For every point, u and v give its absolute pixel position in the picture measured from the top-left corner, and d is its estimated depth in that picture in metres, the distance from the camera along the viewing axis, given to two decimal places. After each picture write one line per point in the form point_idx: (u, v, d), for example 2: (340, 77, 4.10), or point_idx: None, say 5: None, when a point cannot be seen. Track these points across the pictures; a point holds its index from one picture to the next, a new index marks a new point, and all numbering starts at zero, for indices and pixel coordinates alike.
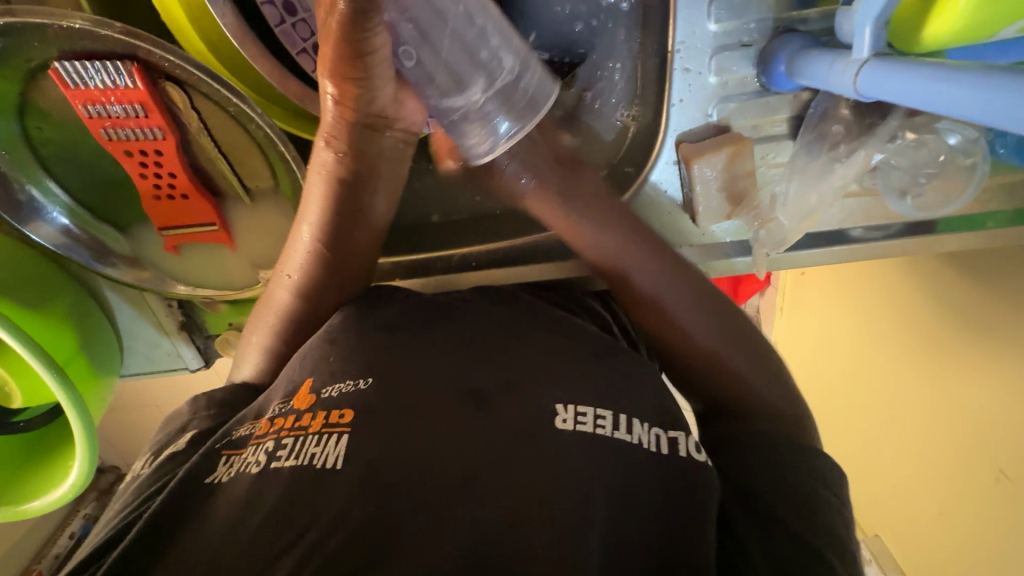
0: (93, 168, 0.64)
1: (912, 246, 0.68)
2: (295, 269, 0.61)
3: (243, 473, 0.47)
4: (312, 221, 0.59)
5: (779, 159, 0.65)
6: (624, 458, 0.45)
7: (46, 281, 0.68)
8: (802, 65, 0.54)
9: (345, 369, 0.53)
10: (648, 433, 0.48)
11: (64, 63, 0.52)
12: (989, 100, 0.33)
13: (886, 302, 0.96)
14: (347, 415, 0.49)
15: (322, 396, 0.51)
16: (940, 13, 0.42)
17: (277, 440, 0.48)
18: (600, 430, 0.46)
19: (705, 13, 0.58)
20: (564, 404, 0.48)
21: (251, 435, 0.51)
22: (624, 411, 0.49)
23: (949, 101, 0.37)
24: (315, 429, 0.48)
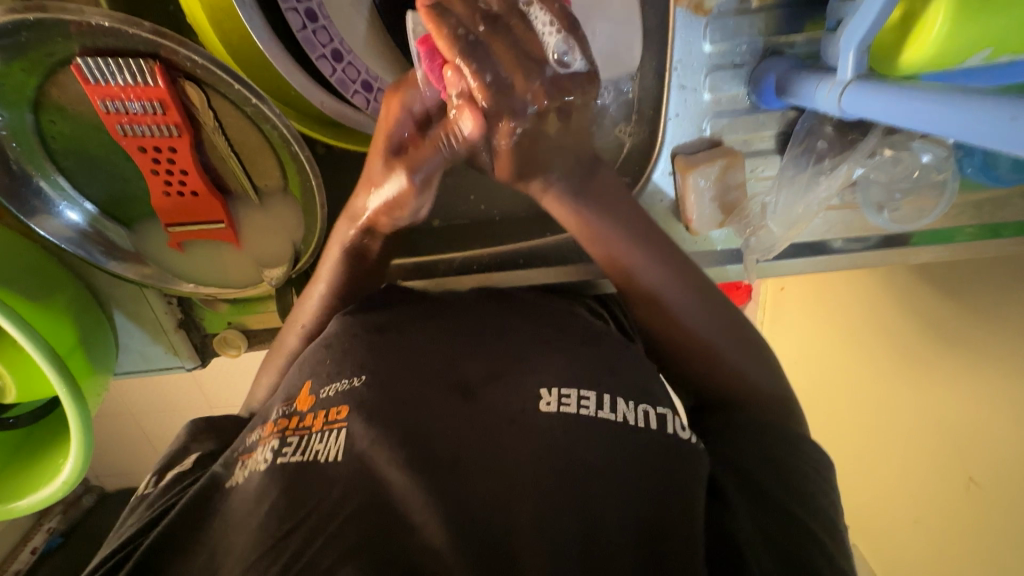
0: (102, 162, 0.64)
1: (887, 257, 0.72)
2: (305, 320, 0.67)
3: (253, 471, 0.48)
4: (323, 280, 0.66)
5: (768, 172, 0.69)
6: (617, 442, 0.46)
7: (47, 274, 0.68)
8: (791, 85, 0.58)
9: (341, 369, 0.55)
10: (635, 411, 0.49)
11: (86, 59, 0.54)
12: (963, 124, 0.37)
13: (862, 321, 1.01)
14: (343, 411, 0.50)
15: (321, 396, 0.53)
16: (915, 38, 0.47)
17: (283, 440, 0.50)
18: (581, 411, 0.48)
19: (701, 33, 0.62)
20: (549, 388, 0.50)
21: (259, 437, 0.52)
22: (608, 392, 0.50)
23: (927, 121, 0.40)
24: (318, 427, 0.50)
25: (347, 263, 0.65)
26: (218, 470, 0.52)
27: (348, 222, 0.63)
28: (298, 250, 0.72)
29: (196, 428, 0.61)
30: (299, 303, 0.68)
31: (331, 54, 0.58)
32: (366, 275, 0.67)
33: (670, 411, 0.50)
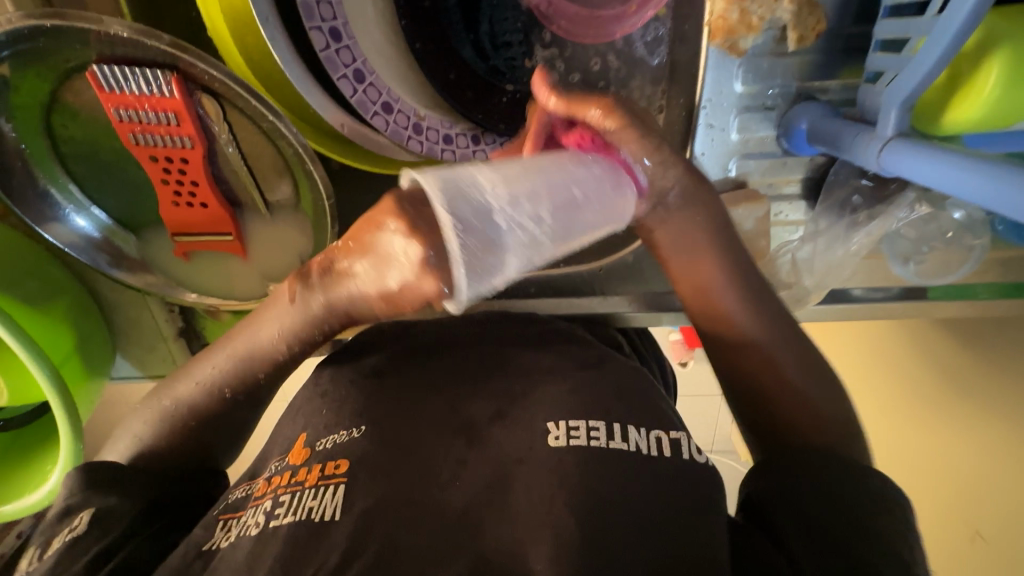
0: (111, 169, 0.63)
1: (910, 309, 0.70)
2: (195, 383, 0.53)
3: (241, 536, 0.44)
4: (228, 347, 0.51)
5: (792, 218, 0.68)
6: (646, 477, 0.44)
7: (48, 279, 0.67)
8: (821, 134, 0.56)
9: (339, 421, 0.52)
10: (647, 438, 0.47)
11: (103, 67, 0.52)
12: (1005, 193, 0.34)
13: (886, 392, 0.89)
14: (342, 465, 0.47)
15: (317, 448, 0.50)
16: (962, 96, 0.44)
17: (274, 499, 0.45)
18: (596, 442, 0.45)
19: (733, 74, 0.60)
20: (555, 422, 0.48)
21: (251, 497, 0.48)
22: (618, 421, 0.48)
23: (970, 188, 0.38)
24: (313, 482, 0.46)
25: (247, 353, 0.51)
26: (198, 532, 0.47)
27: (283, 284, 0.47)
28: (306, 266, 0.70)
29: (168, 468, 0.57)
30: (197, 358, 0.54)
31: (353, 74, 0.56)
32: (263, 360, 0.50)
33: (681, 433, 0.49)
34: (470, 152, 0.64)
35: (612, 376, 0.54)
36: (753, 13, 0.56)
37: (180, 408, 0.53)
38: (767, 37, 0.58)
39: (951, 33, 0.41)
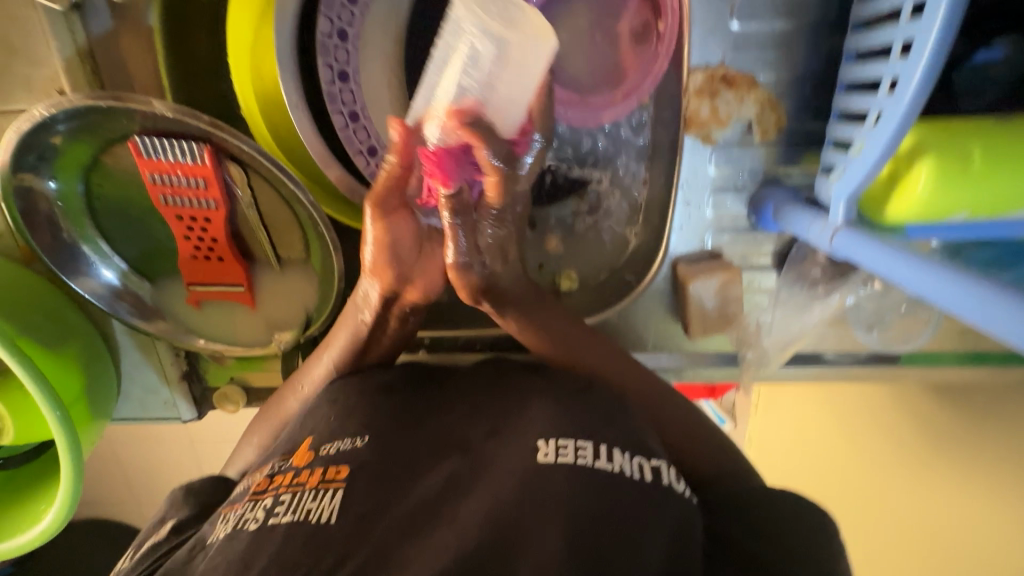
0: (137, 224, 0.68)
1: (877, 373, 0.75)
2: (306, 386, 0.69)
3: (239, 531, 0.47)
4: (332, 350, 0.68)
5: (765, 285, 0.73)
6: (622, 492, 0.47)
7: (65, 323, 0.71)
8: (784, 213, 0.62)
9: (343, 431, 0.55)
10: (631, 462, 0.49)
11: (144, 138, 0.59)
12: (933, 285, 0.40)
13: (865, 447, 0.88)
14: (342, 470, 0.50)
15: (321, 453, 0.53)
16: (899, 193, 0.51)
17: (276, 498, 0.49)
18: (582, 460, 0.48)
19: (707, 159, 0.67)
20: (545, 439, 0.50)
21: (251, 494, 0.52)
22: (605, 442, 0.50)
23: (905, 277, 0.44)
24: (312, 484, 0.49)
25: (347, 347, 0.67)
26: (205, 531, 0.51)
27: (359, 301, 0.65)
28: (311, 316, 0.74)
29: (181, 495, 0.60)
30: (305, 368, 0.70)
31: (367, 149, 0.63)
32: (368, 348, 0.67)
33: (659, 459, 0.51)
34: None
35: (591, 400, 0.57)
36: (722, 110, 0.64)
37: (281, 422, 0.69)
38: (735, 130, 0.65)
39: (887, 144, 0.47)
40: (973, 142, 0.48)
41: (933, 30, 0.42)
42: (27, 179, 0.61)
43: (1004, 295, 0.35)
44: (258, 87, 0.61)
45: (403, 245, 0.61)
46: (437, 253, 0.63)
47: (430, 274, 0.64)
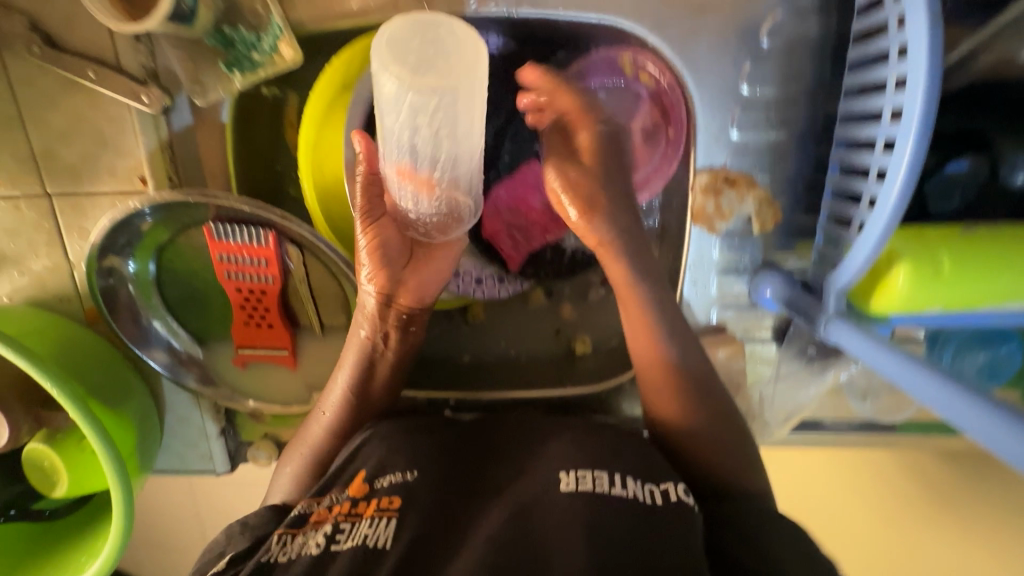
0: (196, 294, 0.75)
1: (869, 439, 0.81)
2: (329, 409, 0.71)
3: (303, 554, 0.52)
4: (345, 367, 0.70)
5: (766, 357, 0.79)
6: (637, 515, 0.52)
7: (122, 382, 0.77)
8: (782, 296, 0.69)
9: (393, 463, 0.61)
10: (643, 488, 0.55)
11: (218, 224, 0.67)
12: (916, 381, 0.47)
13: (874, 502, 0.90)
14: (395, 501, 0.56)
15: (376, 485, 0.59)
16: (884, 291, 0.58)
17: (335, 524, 0.55)
18: (601, 488, 0.54)
19: (712, 244, 0.75)
20: (566, 471, 0.57)
21: (311, 520, 0.57)
22: (618, 471, 0.56)
23: (891, 370, 0.50)
24: (368, 514, 0.55)
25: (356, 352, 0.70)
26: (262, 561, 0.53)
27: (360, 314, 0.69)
28: None
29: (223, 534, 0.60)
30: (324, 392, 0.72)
31: None
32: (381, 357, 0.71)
33: (673, 483, 0.56)
34: (495, 288, 0.84)
35: (610, 444, 0.61)
36: (726, 206, 0.72)
37: (309, 452, 0.70)
38: (737, 223, 0.73)
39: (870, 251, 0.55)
40: (942, 249, 0.56)
41: (902, 166, 0.50)
42: (111, 262, 0.70)
43: (997, 412, 0.39)
44: (317, 177, 0.70)
45: (394, 248, 0.68)
46: (427, 249, 0.70)
47: (424, 276, 0.70)
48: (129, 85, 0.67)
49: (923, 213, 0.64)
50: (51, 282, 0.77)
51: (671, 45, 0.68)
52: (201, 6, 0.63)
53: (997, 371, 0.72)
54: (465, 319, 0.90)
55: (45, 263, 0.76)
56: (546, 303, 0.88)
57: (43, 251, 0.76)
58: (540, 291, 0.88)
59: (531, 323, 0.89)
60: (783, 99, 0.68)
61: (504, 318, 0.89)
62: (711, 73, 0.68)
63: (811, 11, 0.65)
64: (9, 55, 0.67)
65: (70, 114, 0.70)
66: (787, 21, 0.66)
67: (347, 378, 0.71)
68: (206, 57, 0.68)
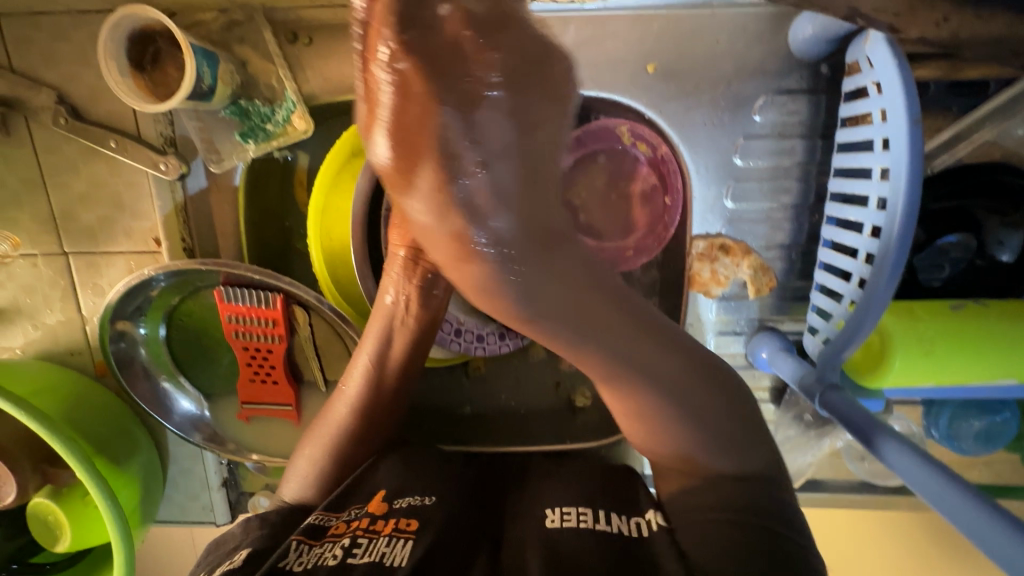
0: (204, 351, 0.78)
1: (874, 501, 0.80)
2: (350, 385, 0.69)
3: (318, 565, 0.53)
4: (369, 344, 0.68)
5: (765, 418, 0.80)
6: (615, 544, 0.55)
7: (128, 435, 0.78)
8: (775, 364, 0.69)
9: (412, 488, 0.64)
10: (626, 522, 0.58)
11: (226, 287, 0.70)
12: (917, 474, 0.43)
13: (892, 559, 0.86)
14: (412, 524, 0.58)
15: (394, 505, 0.61)
16: (877, 366, 0.59)
17: (353, 539, 0.56)
18: (583, 523, 0.58)
19: (708, 307, 0.76)
20: (552, 508, 0.61)
21: (327, 533, 0.58)
22: (603, 508, 0.60)
23: (888, 456, 0.47)
24: (387, 532, 0.57)
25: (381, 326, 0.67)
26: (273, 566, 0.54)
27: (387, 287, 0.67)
28: None
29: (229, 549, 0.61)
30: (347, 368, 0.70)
31: None
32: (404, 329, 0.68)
33: (653, 511, 0.60)
34: (497, 345, 0.80)
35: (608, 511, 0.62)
36: (721, 272, 0.75)
37: (333, 431, 0.68)
38: (732, 288, 0.75)
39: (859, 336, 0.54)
40: (929, 327, 0.58)
41: (885, 260, 0.50)
42: (122, 326, 0.74)
43: (987, 510, 0.38)
44: (325, 244, 0.72)
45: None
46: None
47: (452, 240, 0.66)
48: (147, 154, 0.70)
49: (914, 283, 0.66)
50: (64, 336, 0.79)
51: (667, 120, 0.71)
52: (219, 84, 0.66)
53: (994, 436, 0.73)
54: (466, 372, 0.91)
55: (60, 318, 0.78)
56: (545, 356, 0.89)
57: (57, 306, 0.78)
58: (540, 345, 0.89)
59: (532, 376, 0.90)
60: (775, 172, 0.71)
61: (505, 370, 0.91)
62: (704, 146, 0.71)
63: (799, 92, 0.69)
64: (38, 125, 0.71)
65: (91, 179, 0.73)
66: (775, 100, 0.69)
67: (370, 356, 0.68)
68: (223, 128, 0.71)
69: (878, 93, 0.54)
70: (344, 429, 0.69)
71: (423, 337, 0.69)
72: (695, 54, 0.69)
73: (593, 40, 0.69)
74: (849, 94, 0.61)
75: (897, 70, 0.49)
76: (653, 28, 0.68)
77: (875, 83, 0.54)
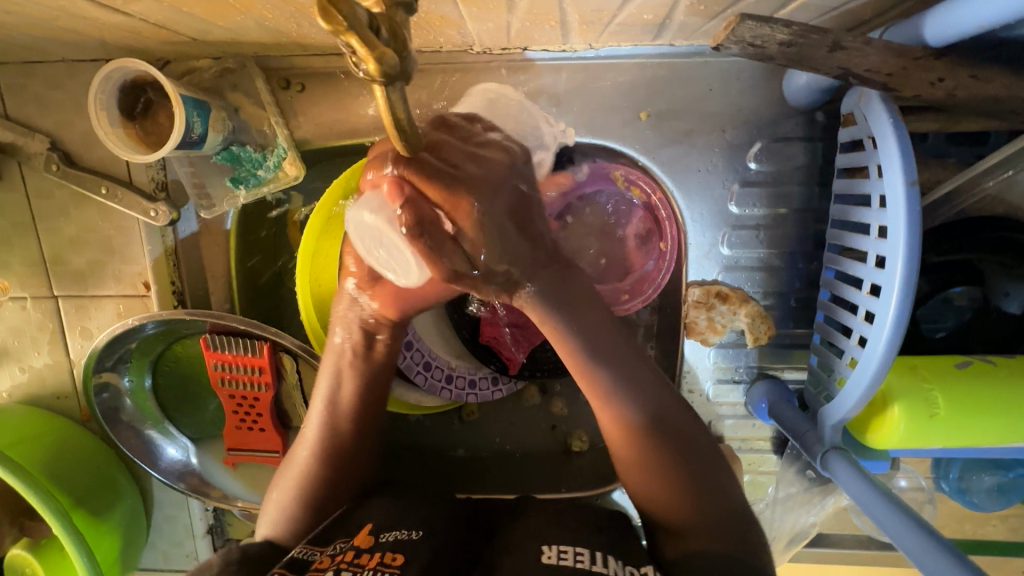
0: (192, 395, 0.77)
1: (884, 556, 0.77)
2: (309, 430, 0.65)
3: None
4: (323, 389, 0.64)
5: (766, 467, 0.78)
6: None
7: (111, 484, 0.76)
8: (777, 413, 0.67)
9: (401, 521, 0.59)
10: (624, 570, 0.53)
11: (214, 336, 0.71)
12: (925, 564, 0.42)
13: None
14: (398, 559, 0.53)
15: (382, 538, 0.56)
16: (880, 427, 0.56)
17: (335, 572, 0.51)
18: (580, 564, 0.52)
19: (706, 355, 0.75)
20: (549, 545, 0.55)
21: (309, 567, 0.53)
22: (600, 549, 0.55)
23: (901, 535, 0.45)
24: (370, 565, 0.52)
25: (330, 369, 0.63)
26: None
27: (335, 328, 0.63)
28: None
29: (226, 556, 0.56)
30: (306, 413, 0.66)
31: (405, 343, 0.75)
32: (356, 369, 0.63)
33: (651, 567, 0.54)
34: (490, 390, 0.79)
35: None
36: (719, 321, 0.71)
37: (299, 476, 0.64)
38: (730, 336, 0.73)
39: (862, 390, 0.52)
40: (935, 389, 0.55)
41: (886, 318, 0.48)
42: (107, 377, 0.74)
43: None
44: (314, 290, 0.71)
45: (367, 255, 0.59)
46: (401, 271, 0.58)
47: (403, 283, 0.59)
48: (137, 201, 0.70)
49: (917, 335, 0.64)
50: (51, 379, 0.77)
51: (662, 166, 0.70)
52: (210, 132, 0.65)
53: (1008, 490, 0.70)
54: (460, 417, 0.88)
55: (46, 361, 0.77)
56: (539, 400, 0.87)
57: (44, 349, 0.76)
58: (535, 389, 0.87)
59: (526, 420, 0.88)
60: (773, 219, 0.70)
61: (499, 414, 0.88)
62: (700, 192, 0.70)
63: (796, 138, 0.68)
64: (30, 170, 0.71)
65: (82, 224, 0.73)
66: (771, 147, 0.68)
67: (325, 400, 0.64)
68: (215, 174, 0.71)
69: (873, 148, 0.52)
70: (309, 476, 0.63)
71: (379, 380, 0.65)
72: (689, 101, 0.68)
73: (585, 87, 0.68)
74: (845, 146, 0.60)
75: (890, 130, 0.47)
76: (647, 75, 0.67)
77: (870, 138, 0.52)
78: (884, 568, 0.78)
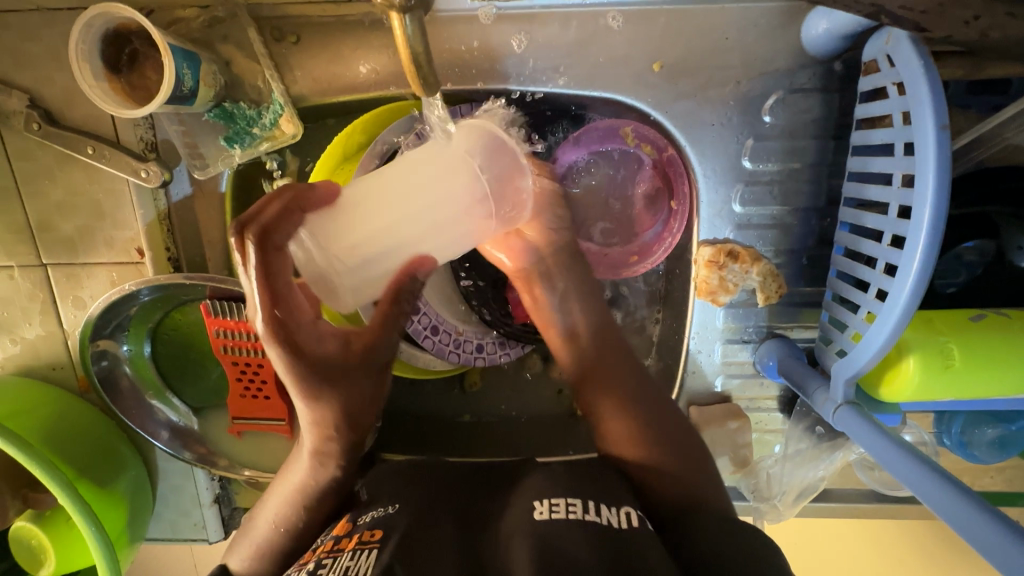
0: (193, 364, 0.76)
1: (886, 509, 0.78)
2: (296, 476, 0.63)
3: None
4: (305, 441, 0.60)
5: (772, 426, 0.78)
6: (620, 540, 0.50)
7: (114, 454, 0.75)
8: (789, 374, 0.67)
9: (378, 499, 0.59)
10: (616, 513, 0.53)
11: (214, 301, 0.69)
12: (955, 506, 0.42)
13: (900, 561, 0.84)
14: (376, 534, 0.53)
15: (360, 521, 0.56)
16: (895, 379, 0.57)
17: (317, 562, 0.51)
18: (574, 514, 0.52)
19: (717, 314, 0.74)
20: (540, 500, 0.54)
21: (293, 568, 0.53)
22: (591, 498, 0.54)
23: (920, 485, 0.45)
24: (349, 548, 0.52)
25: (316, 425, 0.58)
26: None
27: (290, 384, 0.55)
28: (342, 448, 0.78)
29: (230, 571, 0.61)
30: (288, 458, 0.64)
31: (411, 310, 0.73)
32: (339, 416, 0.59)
33: (630, 507, 0.55)
34: (497, 354, 0.78)
35: None
36: (730, 280, 0.70)
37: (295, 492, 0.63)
38: (740, 295, 0.72)
39: (881, 342, 0.51)
40: (951, 341, 0.55)
41: (911, 265, 0.47)
42: (104, 345, 0.72)
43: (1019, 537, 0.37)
44: None
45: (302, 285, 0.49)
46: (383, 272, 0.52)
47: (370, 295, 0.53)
48: (126, 160, 0.67)
49: (929, 290, 0.64)
50: (45, 350, 0.75)
51: (674, 121, 0.68)
52: (201, 85, 0.62)
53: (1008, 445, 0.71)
54: (462, 385, 0.88)
55: (40, 332, 0.74)
56: (542, 367, 0.86)
57: (37, 320, 0.74)
58: (537, 357, 0.86)
59: (531, 385, 0.87)
60: (786, 174, 0.68)
61: (502, 381, 0.88)
62: (711, 145, 0.68)
63: (812, 90, 0.66)
64: (8, 131, 0.67)
65: (68, 186, 0.69)
66: (787, 99, 0.66)
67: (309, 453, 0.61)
68: (207, 132, 0.68)
69: (898, 94, 0.50)
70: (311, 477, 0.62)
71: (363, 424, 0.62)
72: (703, 51, 0.65)
73: (594, 38, 0.65)
74: (865, 94, 0.58)
75: (921, 71, 0.46)
76: (659, 24, 0.64)
77: (894, 84, 0.50)
78: (885, 519, 0.80)
